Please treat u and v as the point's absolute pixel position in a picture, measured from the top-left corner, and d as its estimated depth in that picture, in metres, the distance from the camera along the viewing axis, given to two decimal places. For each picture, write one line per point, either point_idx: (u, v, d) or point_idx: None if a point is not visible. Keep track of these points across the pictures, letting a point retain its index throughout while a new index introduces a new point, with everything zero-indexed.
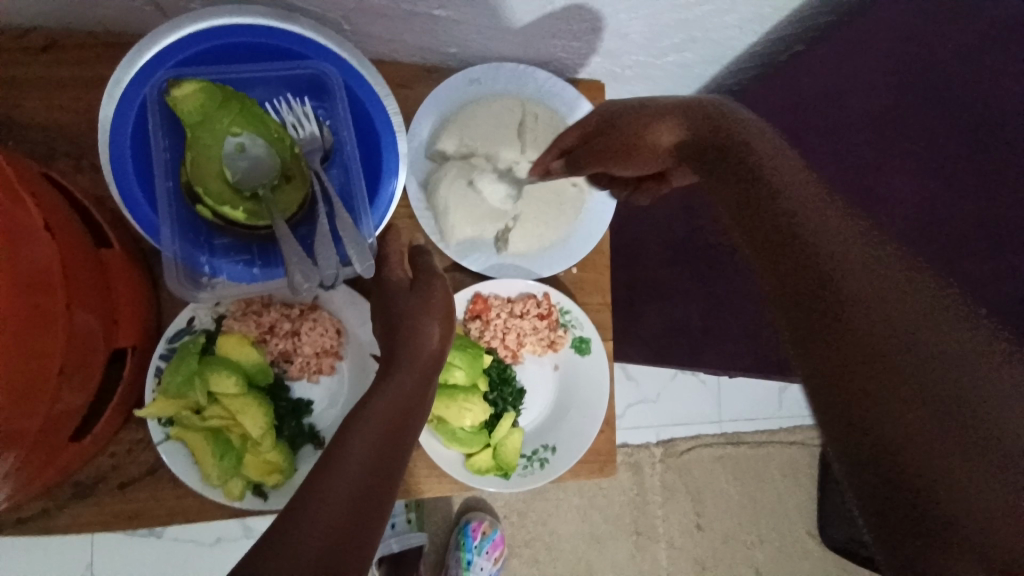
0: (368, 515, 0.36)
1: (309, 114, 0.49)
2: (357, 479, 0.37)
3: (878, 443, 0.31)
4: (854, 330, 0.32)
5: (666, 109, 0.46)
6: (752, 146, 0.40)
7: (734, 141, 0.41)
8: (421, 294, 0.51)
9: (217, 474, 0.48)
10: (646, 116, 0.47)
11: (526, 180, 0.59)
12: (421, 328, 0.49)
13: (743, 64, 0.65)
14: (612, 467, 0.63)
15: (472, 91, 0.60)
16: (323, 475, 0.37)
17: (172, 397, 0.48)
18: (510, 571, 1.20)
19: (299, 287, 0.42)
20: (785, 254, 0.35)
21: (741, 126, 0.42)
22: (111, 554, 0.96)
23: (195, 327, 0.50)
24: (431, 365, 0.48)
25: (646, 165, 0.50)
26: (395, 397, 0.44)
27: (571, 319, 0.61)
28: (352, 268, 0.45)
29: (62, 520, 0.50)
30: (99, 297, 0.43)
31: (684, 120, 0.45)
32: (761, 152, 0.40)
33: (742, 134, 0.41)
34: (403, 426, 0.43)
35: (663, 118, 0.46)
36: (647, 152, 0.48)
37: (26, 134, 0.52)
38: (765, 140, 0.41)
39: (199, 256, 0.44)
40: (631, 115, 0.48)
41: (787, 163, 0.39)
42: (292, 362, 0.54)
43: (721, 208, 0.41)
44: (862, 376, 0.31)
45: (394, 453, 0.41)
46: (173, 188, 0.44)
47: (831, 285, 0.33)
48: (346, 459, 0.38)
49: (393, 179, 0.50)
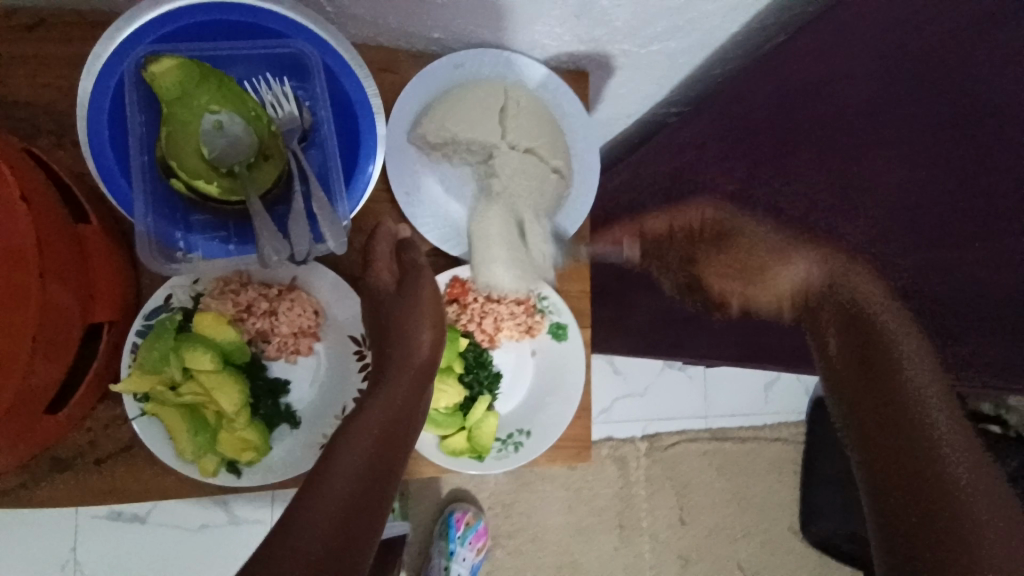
0: (360, 512, 0.43)
1: (288, 94, 0.49)
2: (348, 479, 0.45)
3: (920, 513, 0.44)
4: (928, 440, 0.47)
5: (775, 241, 0.61)
6: (853, 288, 0.58)
7: (847, 287, 0.58)
8: (408, 298, 0.56)
9: (192, 449, 0.49)
10: (760, 240, 0.62)
11: (505, 164, 0.58)
12: (408, 334, 0.55)
13: (726, 52, 0.66)
14: (590, 452, 0.64)
15: (457, 76, 0.60)
16: (320, 473, 0.45)
17: (147, 372, 0.48)
18: (494, 561, 1.20)
19: (269, 260, 0.44)
20: (886, 377, 0.51)
21: (848, 276, 0.58)
22: (94, 538, 0.96)
23: (172, 304, 0.51)
24: (422, 371, 0.54)
25: (760, 289, 0.65)
26: (386, 405, 0.50)
27: (548, 305, 0.62)
28: (326, 246, 0.47)
29: (38, 493, 0.50)
30: (75, 272, 0.43)
31: (814, 251, 0.60)
32: (869, 299, 0.57)
33: (850, 283, 0.58)
34: (393, 434, 0.49)
35: (785, 259, 0.61)
36: (766, 275, 0.62)
37: (7, 110, 0.52)
38: (868, 286, 0.57)
39: (174, 232, 0.45)
40: (744, 235, 0.62)
41: (901, 331, 0.56)
42: (269, 343, 0.54)
43: (833, 340, 0.58)
44: (920, 466, 0.46)
45: (385, 459, 0.48)
46: (148, 162, 0.44)
47: (914, 406, 0.49)
48: (339, 462, 0.46)
49: (370, 164, 0.51)
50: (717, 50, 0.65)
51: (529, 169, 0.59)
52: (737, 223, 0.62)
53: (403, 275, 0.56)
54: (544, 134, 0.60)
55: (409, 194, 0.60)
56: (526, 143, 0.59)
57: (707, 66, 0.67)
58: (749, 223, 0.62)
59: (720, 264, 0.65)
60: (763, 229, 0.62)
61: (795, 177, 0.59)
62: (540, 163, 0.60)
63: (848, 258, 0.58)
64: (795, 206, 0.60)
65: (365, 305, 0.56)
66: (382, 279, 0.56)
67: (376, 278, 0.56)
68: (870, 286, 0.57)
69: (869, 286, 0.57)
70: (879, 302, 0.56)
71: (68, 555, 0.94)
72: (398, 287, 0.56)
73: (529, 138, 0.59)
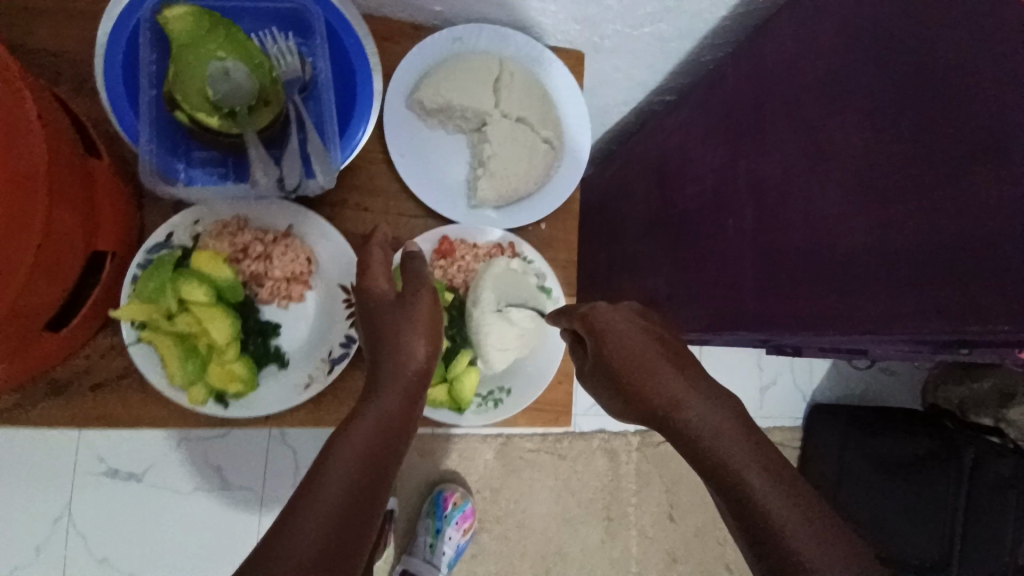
0: (356, 522, 0.38)
1: (292, 49, 0.52)
2: (334, 505, 0.38)
3: None
4: None
5: (635, 358, 0.47)
6: (694, 429, 0.41)
7: (705, 449, 0.40)
8: (406, 305, 0.51)
9: (181, 375, 0.52)
10: (626, 341, 0.48)
11: (499, 133, 0.62)
12: (404, 341, 0.49)
13: (714, 38, 0.68)
14: (568, 418, 0.68)
15: (455, 49, 0.63)
16: (303, 496, 0.38)
17: (145, 301, 0.52)
18: (479, 544, 1.16)
19: (257, 180, 0.50)
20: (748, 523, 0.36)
21: (698, 424, 0.41)
22: (88, 493, 0.94)
23: (173, 242, 0.55)
24: (415, 383, 0.48)
25: (633, 388, 0.46)
26: (381, 415, 0.45)
27: (534, 268, 0.65)
28: (316, 182, 0.52)
29: (34, 413, 0.53)
30: (83, 201, 0.47)
31: (679, 373, 0.45)
32: (747, 476, 0.37)
33: (691, 429, 0.41)
34: (389, 443, 0.44)
35: (642, 372, 0.45)
36: (632, 378, 0.46)
37: (29, 55, 0.55)
38: (727, 441, 0.40)
39: (176, 164, 0.50)
40: (615, 353, 0.48)
41: (731, 437, 0.40)
42: (262, 286, 0.57)
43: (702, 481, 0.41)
44: None
45: (379, 471, 0.42)
46: (156, 97, 0.49)
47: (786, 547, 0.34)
48: (326, 483, 0.39)
49: (361, 129, 0.56)
50: (706, 36, 0.67)
51: (521, 276, 0.64)
52: (621, 332, 0.49)
53: (404, 284, 0.53)
54: (534, 105, 0.63)
55: (405, 157, 0.62)
56: (516, 112, 0.63)
57: (699, 51, 0.70)
58: (629, 331, 0.49)
59: (617, 368, 0.47)
60: (640, 340, 0.48)
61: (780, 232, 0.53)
62: (529, 132, 0.63)
63: (705, 388, 0.44)
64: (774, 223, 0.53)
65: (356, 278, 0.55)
66: (380, 287, 0.53)
67: (373, 286, 0.53)
68: (738, 447, 0.39)
69: (726, 438, 0.40)
70: (769, 498, 0.36)
71: (62, 510, 0.93)
72: (398, 296, 0.52)
73: (519, 108, 0.63)
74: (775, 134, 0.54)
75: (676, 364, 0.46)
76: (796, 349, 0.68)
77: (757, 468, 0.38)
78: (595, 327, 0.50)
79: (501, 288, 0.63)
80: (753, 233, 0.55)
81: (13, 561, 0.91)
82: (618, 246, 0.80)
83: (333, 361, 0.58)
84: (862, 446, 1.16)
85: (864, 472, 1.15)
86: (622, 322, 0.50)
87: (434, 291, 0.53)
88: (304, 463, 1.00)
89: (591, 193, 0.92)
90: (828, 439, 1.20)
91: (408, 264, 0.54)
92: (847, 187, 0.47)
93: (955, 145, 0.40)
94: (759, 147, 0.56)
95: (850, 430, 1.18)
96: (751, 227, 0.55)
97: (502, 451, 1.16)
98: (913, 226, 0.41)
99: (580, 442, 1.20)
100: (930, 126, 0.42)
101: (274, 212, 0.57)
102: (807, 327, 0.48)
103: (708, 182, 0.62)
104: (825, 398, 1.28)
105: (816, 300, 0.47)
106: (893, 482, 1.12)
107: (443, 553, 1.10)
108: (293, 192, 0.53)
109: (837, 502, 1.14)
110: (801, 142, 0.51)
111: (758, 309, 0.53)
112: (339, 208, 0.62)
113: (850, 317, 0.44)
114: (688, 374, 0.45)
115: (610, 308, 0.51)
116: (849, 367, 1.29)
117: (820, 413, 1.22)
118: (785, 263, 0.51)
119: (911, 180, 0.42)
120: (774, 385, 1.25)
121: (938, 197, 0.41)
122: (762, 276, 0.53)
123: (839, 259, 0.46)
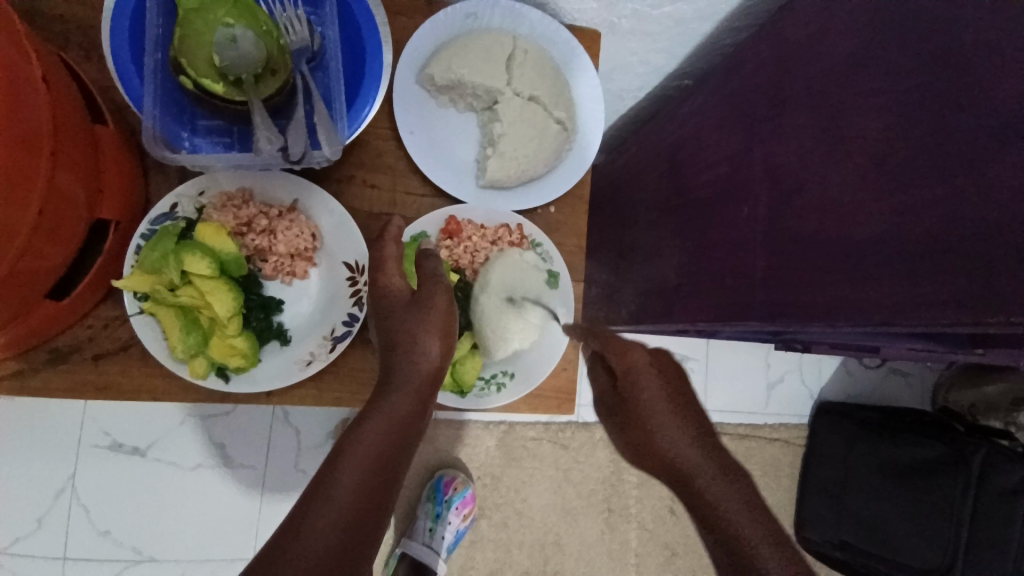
0: (363, 526, 0.40)
1: (299, 18, 0.51)
2: (344, 512, 0.40)
3: None
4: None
5: (649, 411, 0.49)
6: (711, 504, 0.44)
7: (724, 528, 0.43)
8: (421, 307, 0.50)
9: (183, 348, 0.52)
10: (649, 386, 0.51)
11: (509, 113, 0.60)
12: (419, 342, 0.48)
13: (735, 20, 0.66)
14: (570, 405, 0.67)
15: (468, 24, 0.61)
16: (313, 501, 0.40)
17: (147, 272, 0.51)
18: (478, 532, 1.16)
19: (261, 149, 0.48)
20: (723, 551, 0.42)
21: (715, 503, 0.44)
22: (91, 466, 0.94)
23: (177, 214, 0.54)
24: (429, 383, 0.48)
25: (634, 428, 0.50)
26: (391, 418, 0.45)
27: (541, 252, 0.64)
28: (321, 154, 0.51)
29: (36, 381, 0.53)
30: (89, 169, 0.46)
31: (692, 446, 0.47)
32: (760, 552, 0.41)
33: (707, 506, 0.44)
34: (401, 447, 0.45)
35: (649, 426, 0.49)
36: (638, 417, 0.50)
37: (39, 20, 0.54)
38: (735, 515, 0.43)
39: (181, 133, 0.50)
40: (642, 401, 0.50)
41: (711, 474, 0.45)
42: (266, 262, 0.57)
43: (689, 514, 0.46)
44: None
45: (387, 479, 0.43)
46: (160, 61, 0.49)
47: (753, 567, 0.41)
48: (336, 490, 0.41)
49: (368, 106, 0.54)
50: (727, 18, 0.65)
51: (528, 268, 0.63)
52: (642, 381, 0.51)
53: (420, 285, 0.52)
54: (547, 84, 0.62)
55: (413, 134, 0.61)
56: (529, 91, 0.61)
57: (719, 33, 0.68)
58: (650, 380, 0.51)
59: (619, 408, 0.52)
60: (664, 397, 0.50)
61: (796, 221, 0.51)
62: (542, 112, 0.62)
63: (718, 462, 0.46)
64: (790, 212, 0.51)
65: (370, 268, 0.55)
66: (394, 284, 0.52)
67: (388, 285, 0.52)
68: (745, 517, 0.43)
69: (739, 517, 0.43)
70: (751, 533, 0.42)
71: (65, 482, 0.93)
72: (413, 295, 0.51)
73: (532, 86, 0.61)
74: (796, 119, 0.52)
75: (688, 434, 0.48)
76: (805, 345, 0.67)
77: (737, 506, 0.44)
78: (622, 370, 0.52)
79: (506, 281, 0.63)
80: (767, 219, 0.53)
81: (16, 531, 0.92)
82: (628, 235, 0.79)
83: (336, 339, 0.57)
84: (863, 448, 1.14)
85: (869, 473, 1.13)
86: (647, 371, 0.52)
87: (449, 293, 0.51)
88: (306, 446, 1.00)
89: (603, 181, 0.91)
90: (829, 443, 1.17)
91: (423, 264, 0.53)
92: (867, 169, 0.45)
93: (985, 126, 0.38)
94: (779, 131, 0.54)
95: (857, 432, 1.15)
96: (765, 215, 0.54)
97: (504, 439, 1.16)
98: (935, 214, 0.39)
99: (582, 433, 1.19)
100: (957, 109, 0.40)
101: (281, 187, 0.58)
102: (820, 317, 0.46)
103: (723, 169, 0.61)
104: (833, 397, 1.26)
105: (830, 290, 0.46)
106: (896, 488, 1.10)
107: (442, 538, 1.08)
108: (296, 165, 0.51)
109: (840, 505, 1.15)
110: (821, 127, 0.49)
111: (768, 299, 0.51)
112: (345, 184, 0.61)
113: (864, 306, 0.43)
114: (699, 441, 0.48)
115: (640, 350, 0.53)
116: (859, 367, 1.27)
117: (824, 414, 1.19)
118: (801, 252, 0.49)
119: (932, 165, 0.40)
120: (781, 382, 1.23)
121: (960, 182, 0.39)
122: (775, 265, 0.51)
123: (858, 248, 0.44)
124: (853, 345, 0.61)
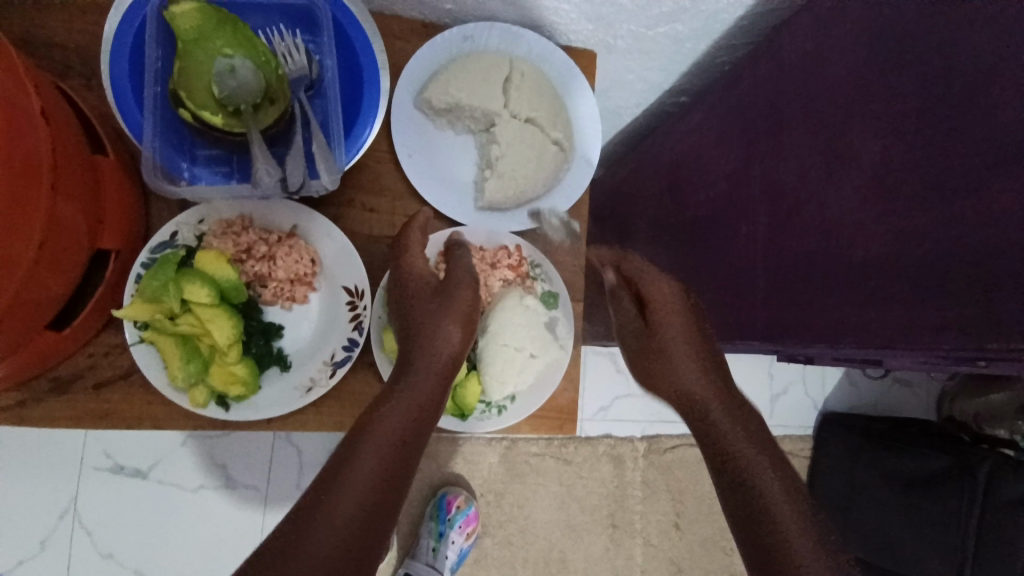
0: (386, 500, 0.42)
1: (299, 48, 0.53)
2: (368, 486, 0.42)
3: None
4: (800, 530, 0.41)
5: (681, 357, 0.54)
6: (726, 435, 0.47)
7: (739, 468, 0.45)
8: (444, 300, 0.54)
9: (183, 376, 0.52)
10: (673, 326, 0.56)
11: (506, 134, 0.61)
12: (441, 327, 0.53)
13: (731, 39, 0.66)
14: (573, 426, 0.66)
15: (466, 47, 0.62)
16: (337, 474, 0.42)
17: (147, 300, 0.52)
18: (481, 549, 1.14)
19: (260, 180, 0.49)
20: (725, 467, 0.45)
21: (737, 448, 0.46)
22: (93, 490, 0.94)
23: (177, 241, 0.55)
24: (447, 371, 0.51)
25: (674, 361, 0.54)
26: (414, 398, 0.48)
27: (540, 272, 0.65)
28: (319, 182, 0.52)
29: (37, 411, 0.53)
30: (89, 199, 0.46)
31: (720, 401, 0.50)
32: (753, 469, 0.44)
33: (721, 438, 0.47)
34: (420, 429, 0.47)
35: (673, 360, 0.54)
36: (669, 357, 0.54)
37: (39, 50, 0.54)
38: (746, 448, 0.46)
39: (180, 163, 0.51)
40: (668, 335, 0.55)
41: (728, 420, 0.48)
42: (266, 287, 0.58)
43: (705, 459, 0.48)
44: None
45: (408, 459, 0.45)
46: (160, 93, 0.49)
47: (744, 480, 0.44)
48: (361, 462, 0.43)
49: (367, 131, 0.56)
50: (722, 35, 0.65)
51: (532, 313, 0.64)
52: (670, 318, 0.56)
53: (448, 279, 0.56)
54: (545, 105, 0.62)
55: (411, 156, 0.61)
56: (526, 112, 0.61)
57: (714, 50, 0.68)
58: (681, 337, 0.55)
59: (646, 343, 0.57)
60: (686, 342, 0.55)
61: (792, 242, 0.51)
62: (540, 134, 0.62)
63: (736, 411, 0.50)
64: (789, 232, 0.51)
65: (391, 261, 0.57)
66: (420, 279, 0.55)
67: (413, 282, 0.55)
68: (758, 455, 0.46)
69: (763, 472, 0.44)
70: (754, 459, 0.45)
71: (67, 505, 0.93)
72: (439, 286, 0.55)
73: (530, 108, 0.62)
74: (795, 136, 0.52)
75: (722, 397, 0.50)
76: (807, 361, 0.66)
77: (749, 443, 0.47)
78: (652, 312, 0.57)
79: (511, 322, 0.63)
80: (768, 239, 0.53)
81: (20, 555, 0.91)
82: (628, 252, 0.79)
83: (336, 364, 0.57)
84: (874, 459, 1.13)
85: (875, 488, 1.12)
86: (674, 309, 0.56)
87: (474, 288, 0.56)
88: (308, 466, 0.99)
89: (603, 197, 0.90)
90: (839, 453, 1.18)
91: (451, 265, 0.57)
92: (867, 191, 0.45)
93: (983, 151, 0.38)
94: (778, 151, 0.54)
95: (860, 443, 1.16)
96: (765, 235, 0.54)
97: (506, 455, 1.15)
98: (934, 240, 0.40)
99: (585, 448, 1.18)
100: (960, 133, 0.40)
101: (281, 213, 0.58)
102: None
103: (722, 188, 0.60)
104: (836, 408, 1.25)
105: None
106: (902, 501, 1.08)
107: (444, 558, 1.07)
108: (296, 193, 0.52)
109: (849, 519, 1.13)
110: (818, 148, 0.49)
111: None
112: (345, 208, 0.61)
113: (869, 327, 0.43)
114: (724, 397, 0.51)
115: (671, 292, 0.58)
116: (863, 377, 1.26)
117: (829, 425, 1.21)
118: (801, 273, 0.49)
119: (932, 188, 0.41)
120: (785, 394, 1.23)
121: (960, 206, 0.39)
122: None
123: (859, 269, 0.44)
124: (856, 360, 0.60)
